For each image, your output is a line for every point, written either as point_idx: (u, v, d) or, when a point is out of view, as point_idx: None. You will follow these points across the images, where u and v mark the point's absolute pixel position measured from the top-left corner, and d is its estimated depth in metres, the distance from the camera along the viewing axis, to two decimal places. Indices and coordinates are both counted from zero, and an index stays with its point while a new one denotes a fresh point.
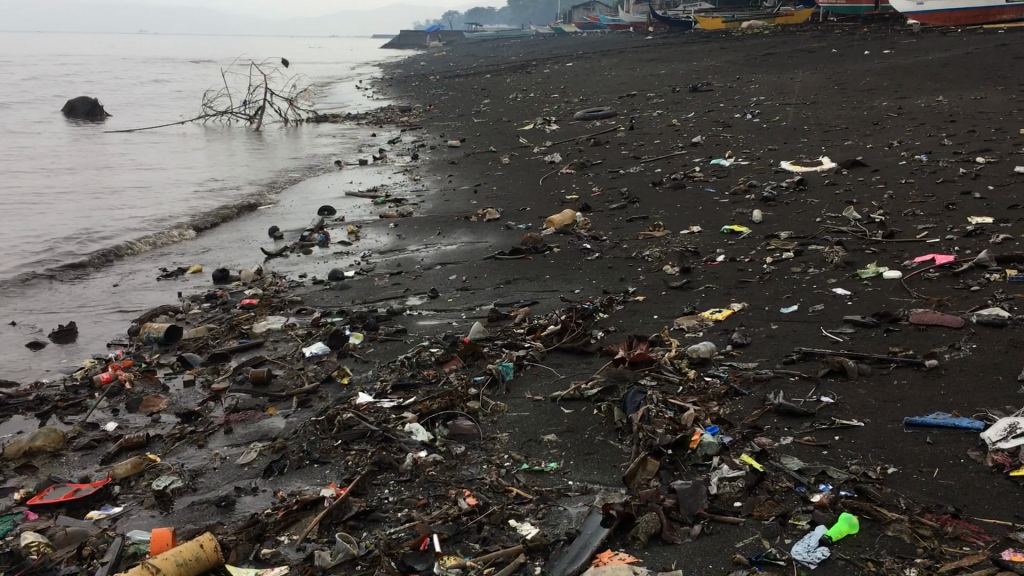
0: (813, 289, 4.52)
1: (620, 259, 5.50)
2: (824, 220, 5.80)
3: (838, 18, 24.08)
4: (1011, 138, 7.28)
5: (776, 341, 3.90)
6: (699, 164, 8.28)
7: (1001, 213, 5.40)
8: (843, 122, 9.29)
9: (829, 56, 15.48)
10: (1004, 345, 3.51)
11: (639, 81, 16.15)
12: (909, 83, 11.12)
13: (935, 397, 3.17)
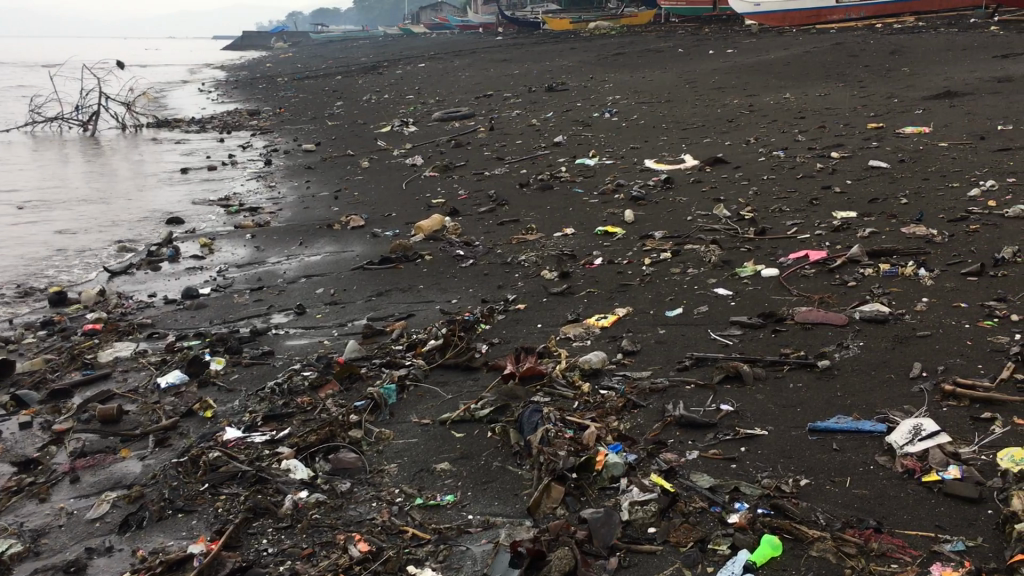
0: (695, 290, 4.44)
1: (496, 266, 5.30)
2: (695, 218, 5.78)
3: (680, 19, 24.75)
4: (860, 133, 7.51)
5: (665, 347, 3.79)
6: (564, 164, 8.19)
7: (863, 206, 5.50)
8: (699, 120, 9.43)
9: (677, 55, 15.82)
10: (890, 342, 3.50)
11: (493, 81, 16.05)
12: (756, 81, 11.42)
13: (833, 398, 3.11)
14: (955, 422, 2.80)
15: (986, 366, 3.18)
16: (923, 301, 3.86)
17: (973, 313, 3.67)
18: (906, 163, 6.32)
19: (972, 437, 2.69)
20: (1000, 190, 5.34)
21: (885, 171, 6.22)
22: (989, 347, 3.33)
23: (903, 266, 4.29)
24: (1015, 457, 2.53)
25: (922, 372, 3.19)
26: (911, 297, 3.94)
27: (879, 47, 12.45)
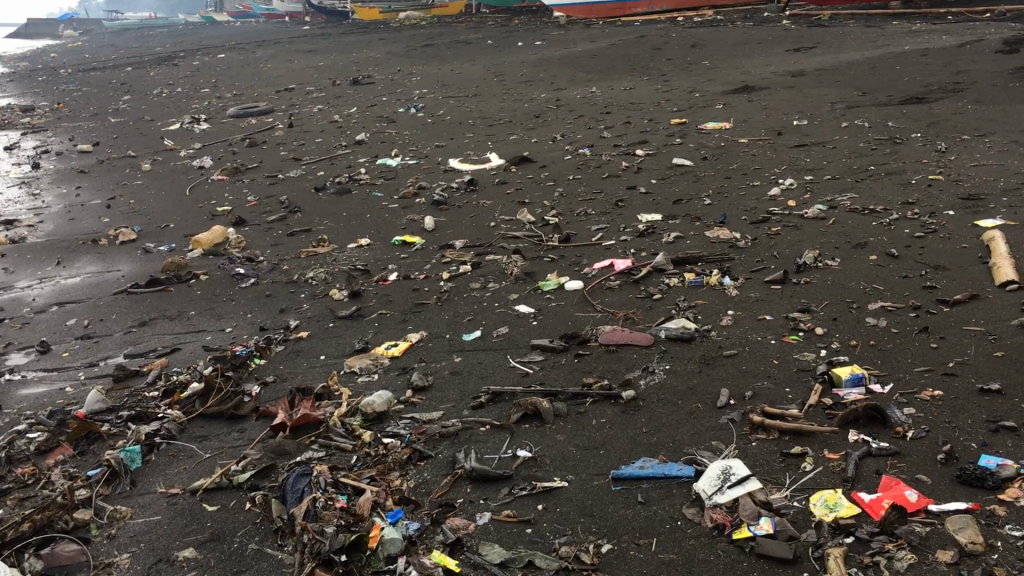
0: (494, 308, 4.09)
1: (280, 286, 4.77)
2: (498, 224, 5.44)
3: (489, 10, 24.51)
4: (664, 130, 7.42)
5: (460, 379, 3.41)
6: (364, 164, 7.70)
7: (667, 208, 5.33)
8: (505, 115, 9.14)
9: (486, 47, 15.54)
10: (696, 364, 3.26)
11: (296, 74, 15.26)
12: (563, 74, 11.27)
13: (638, 437, 2.81)
14: (764, 460, 2.56)
15: (793, 389, 2.99)
16: (729, 315, 3.66)
17: (778, 327, 3.49)
18: (709, 161, 6.23)
19: (783, 479, 2.45)
20: (799, 189, 5.29)
21: (689, 170, 6.10)
22: (796, 366, 3.14)
23: (708, 275, 4.10)
24: (828, 502, 2.31)
25: (730, 401, 2.95)
26: (717, 310, 3.73)
27: (680, 40, 12.60)
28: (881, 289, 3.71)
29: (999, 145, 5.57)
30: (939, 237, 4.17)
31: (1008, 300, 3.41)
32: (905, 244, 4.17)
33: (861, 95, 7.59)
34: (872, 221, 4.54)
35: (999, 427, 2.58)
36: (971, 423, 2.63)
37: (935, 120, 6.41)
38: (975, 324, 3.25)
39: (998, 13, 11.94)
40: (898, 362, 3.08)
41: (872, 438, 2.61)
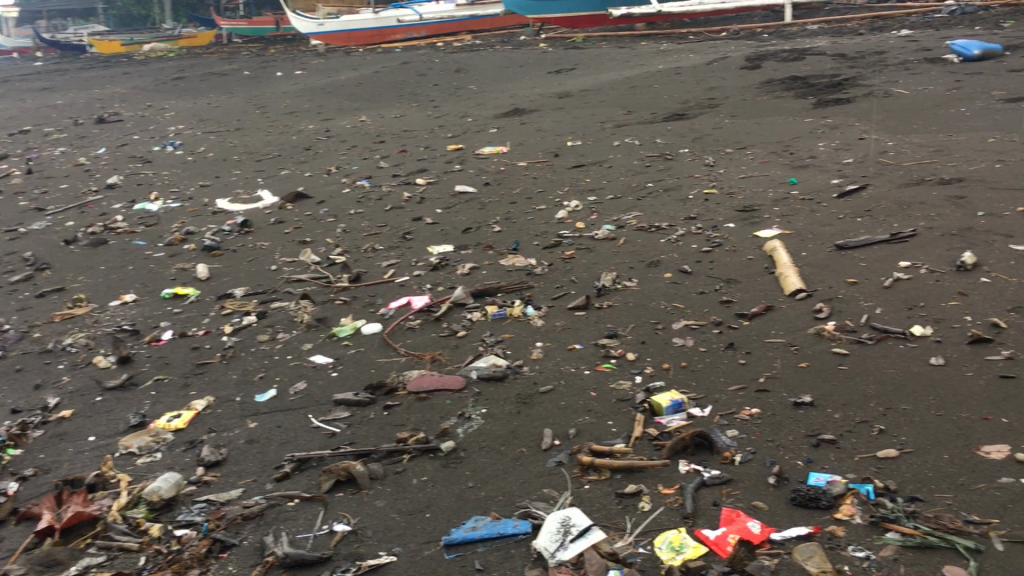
0: (287, 361, 3.75)
1: (31, 357, 4.17)
2: (280, 267, 5.08)
3: (241, 40, 23.62)
4: (441, 156, 7.29)
5: (258, 447, 3.06)
6: (121, 210, 7.03)
7: (457, 237, 5.18)
8: (273, 149, 8.69)
9: (244, 78, 14.88)
10: (514, 404, 3.11)
11: (30, 114, 13.91)
12: (329, 104, 10.92)
13: (465, 492, 2.61)
14: (601, 504, 2.44)
15: (616, 421, 2.90)
16: (538, 347, 3.55)
17: (589, 355, 3.41)
18: (491, 186, 6.16)
19: (624, 524, 2.33)
20: (584, 210, 5.30)
21: (473, 196, 5.99)
22: (614, 397, 3.06)
23: (510, 306, 3.98)
24: (673, 544, 2.21)
25: (555, 442, 2.82)
26: (524, 343, 3.60)
27: (443, 66, 12.58)
28: (681, 307, 3.72)
29: (759, 156, 5.84)
30: (726, 250, 4.27)
31: (801, 309, 3.50)
32: (695, 259, 4.23)
33: (626, 114, 7.81)
34: (660, 237, 4.59)
35: (820, 442, 2.60)
36: (793, 440, 2.64)
37: (698, 135, 6.66)
38: (776, 336, 3.31)
39: (733, 32, 12.79)
40: (711, 383, 3.06)
41: (703, 468, 2.55)
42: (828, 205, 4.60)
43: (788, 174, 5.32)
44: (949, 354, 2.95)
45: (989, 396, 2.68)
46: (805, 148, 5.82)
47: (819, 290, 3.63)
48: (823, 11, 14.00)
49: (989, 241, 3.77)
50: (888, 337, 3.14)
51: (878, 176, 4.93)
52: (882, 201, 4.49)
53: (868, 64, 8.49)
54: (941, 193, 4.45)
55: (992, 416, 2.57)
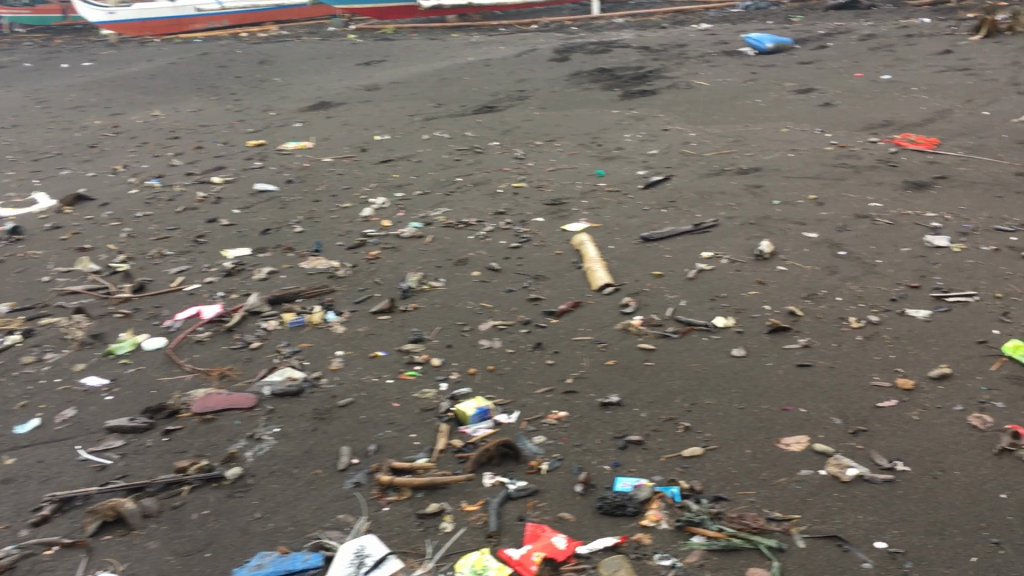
0: (55, 386, 3.35)
1: None
2: (54, 277, 4.58)
3: (24, 30, 21.81)
4: (241, 153, 6.87)
5: (14, 488, 2.68)
6: None
7: (255, 239, 4.85)
8: (53, 148, 7.96)
9: (24, 71, 13.68)
10: (310, 421, 2.87)
11: None
12: (119, 98, 10.16)
13: (252, 525, 2.36)
14: (400, 528, 2.25)
15: (419, 434, 2.72)
16: (338, 356, 3.32)
17: (392, 363, 3.21)
18: (294, 184, 5.84)
19: (424, 548, 2.16)
20: (391, 207, 5.09)
21: (274, 195, 5.65)
22: (417, 407, 2.88)
23: (309, 313, 3.72)
24: (475, 567, 2.06)
25: (352, 461, 2.61)
26: (323, 353, 3.36)
27: (246, 57, 11.99)
28: (489, 306, 3.59)
29: (568, 148, 5.81)
30: (534, 245, 4.17)
31: (607, 304, 3.44)
32: (503, 255, 4.11)
33: (436, 106, 7.64)
34: (468, 234, 4.45)
35: (626, 444, 2.52)
36: (600, 443, 2.54)
37: (508, 127, 6.58)
38: (583, 333, 3.23)
39: (543, 25, 12.86)
40: (519, 387, 2.94)
41: (508, 480, 2.41)
42: (634, 196, 4.60)
43: (596, 166, 5.30)
44: (750, 344, 2.95)
45: (789, 386, 2.69)
46: (612, 140, 5.84)
47: (626, 284, 3.58)
48: (628, 5, 14.34)
49: (785, 229, 3.85)
50: (692, 330, 3.12)
51: (681, 167, 4.98)
52: (685, 192, 4.53)
53: (670, 57, 8.68)
54: (740, 183, 4.53)
55: (791, 407, 2.57)
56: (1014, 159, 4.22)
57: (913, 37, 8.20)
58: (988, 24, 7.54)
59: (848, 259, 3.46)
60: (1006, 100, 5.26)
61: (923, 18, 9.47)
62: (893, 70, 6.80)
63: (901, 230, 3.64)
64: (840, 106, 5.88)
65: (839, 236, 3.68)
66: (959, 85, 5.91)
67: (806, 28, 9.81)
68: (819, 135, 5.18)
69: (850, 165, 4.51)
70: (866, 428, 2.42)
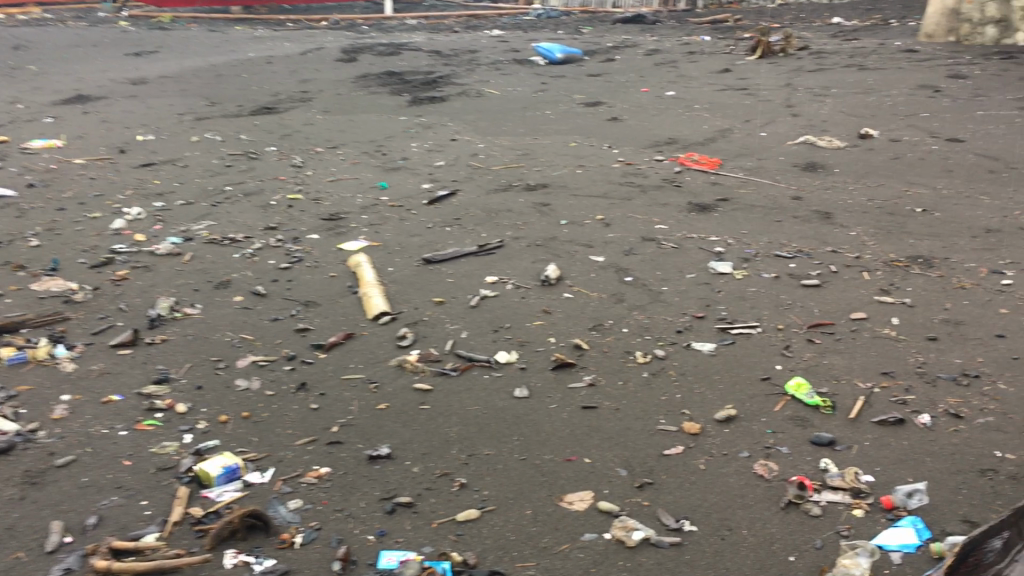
0: None
1: None
2: None
3: None
4: None
5: None
6: None
7: None
8: None
9: None
10: (18, 487, 2.38)
11: None
12: None
13: None
14: None
15: (151, 501, 2.31)
16: (63, 402, 2.82)
17: (128, 410, 2.76)
18: (36, 188, 5.14)
19: None
20: (148, 219, 4.55)
21: (10, 202, 4.94)
22: (153, 466, 2.46)
23: (33, 347, 3.17)
24: None
25: (65, 540, 2.16)
26: (46, 398, 2.85)
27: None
28: (250, 338, 3.19)
29: (351, 156, 5.45)
30: (306, 266, 3.80)
31: (383, 336, 3.13)
32: (271, 277, 3.71)
33: (209, 104, 7.05)
34: (233, 252, 4.01)
35: (395, 507, 2.23)
36: (364, 507, 2.23)
37: (287, 131, 6.13)
38: (354, 371, 2.91)
39: (334, 22, 12.39)
40: (276, 438, 2.57)
41: (255, 558, 2.06)
42: (418, 212, 4.32)
43: (379, 177, 4.97)
44: (533, 384, 2.74)
45: (572, 431, 2.48)
46: (398, 149, 5.54)
47: (403, 312, 3.29)
48: (422, 6, 14.11)
49: (571, 251, 3.69)
50: (473, 366, 2.87)
51: (467, 181, 4.75)
52: (471, 209, 4.29)
53: (461, 63, 8.50)
54: (527, 200, 4.35)
55: (575, 457, 2.36)
56: (790, 181, 4.28)
57: (695, 54, 8.43)
58: (762, 45, 7.85)
59: (634, 285, 3.33)
60: (781, 121, 5.40)
61: (704, 36, 9.80)
62: (677, 87, 6.90)
63: (686, 254, 3.56)
64: (627, 121, 5.86)
65: (625, 261, 3.55)
66: (737, 104, 6.05)
67: (595, 39, 9.92)
68: (607, 151, 5.11)
69: (636, 184, 4.43)
70: (653, 480, 2.24)
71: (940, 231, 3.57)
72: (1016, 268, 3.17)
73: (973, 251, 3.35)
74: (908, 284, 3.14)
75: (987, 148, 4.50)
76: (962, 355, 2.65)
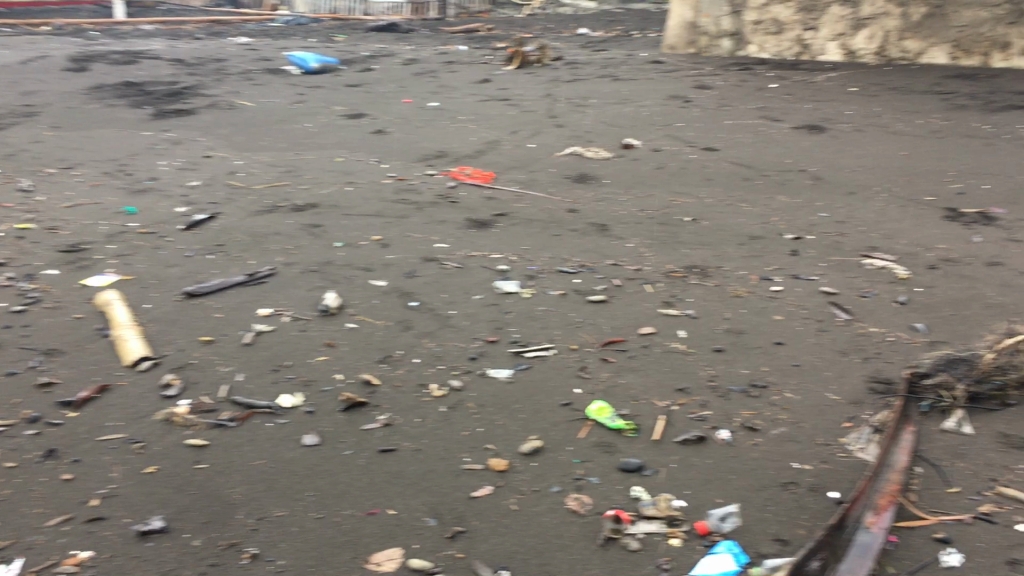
0: None
1: None
2: None
3: None
4: None
5: None
6: None
7: None
8: None
9: None
10: None
11: None
12: None
13: None
14: None
15: None
16: None
17: None
18: None
19: None
20: None
21: None
22: None
23: None
24: None
25: None
26: None
27: None
28: None
29: (89, 176, 4.91)
30: (45, 307, 3.33)
31: (144, 385, 2.78)
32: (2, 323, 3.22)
33: None
34: None
35: None
36: None
37: (10, 150, 5.45)
38: (113, 430, 2.54)
39: (57, 27, 11.31)
40: (21, 520, 2.18)
41: None
42: (174, 239, 3.94)
43: (125, 200, 4.50)
44: (323, 428, 2.50)
45: (371, 479, 2.28)
46: (144, 168, 5.06)
47: (166, 356, 2.94)
48: (157, 10, 13.22)
49: (350, 277, 3.48)
50: (254, 414, 2.60)
51: (227, 202, 4.40)
52: (234, 234, 3.96)
53: (208, 73, 7.99)
54: (296, 222, 4.09)
55: (379, 509, 2.17)
56: (563, 194, 4.29)
57: (453, 64, 8.41)
58: (519, 55, 7.97)
59: (420, 311, 3.17)
60: (547, 132, 5.44)
61: (459, 45, 9.82)
62: (439, 97, 6.83)
63: (470, 275, 3.45)
64: (393, 134, 5.70)
65: (408, 284, 3.39)
66: (501, 115, 6.05)
67: (349, 48, 9.68)
68: (375, 166, 4.92)
69: (410, 201, 4.28)
70: (464, 528, 2.09)
71: (710, 240, 3.68)
72: (782, 273, 3.32)
73: (742, 259, 3.47)
74: (689, 295, 3.20)
75: (739, 156, 4.74)
76: (749, 365, 2.70)
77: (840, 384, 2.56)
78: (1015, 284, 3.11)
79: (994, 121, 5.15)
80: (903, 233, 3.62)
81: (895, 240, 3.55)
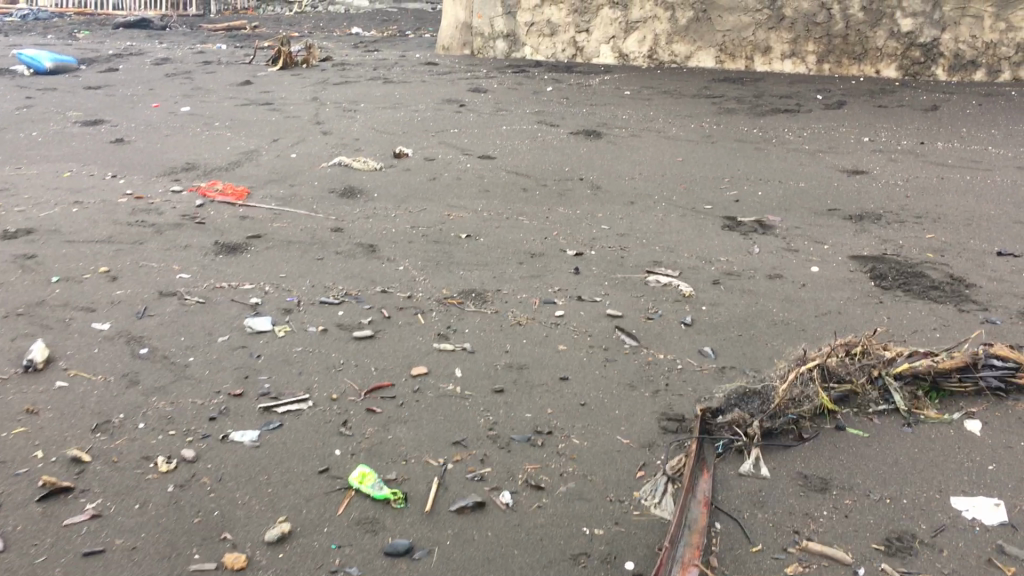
0: None
1: None
2: None
3: None
4: None
5: None
6: None
7: None
8: None
9: None
10: None
11: None
12: None
13: None
14: None
15: None
16: None
17: None
18: None
19: None
20: None
21: None
22: None
23: None
24: None
25: None
26: None
27: None
28: None
29: None
30: None
31: None
32: None
33: None
34: None
35: None
36: None
37: None
38: None
39: None
40: None
41: None
42: None
43: None
44: (10, 528, 1.97)
45: None
46: None
47: None
48: None
49: (66, 319, 2.91)
50: None
51: None
52: None
53: None
54: (5, 252, 3.43)
55: None
56: (327, 211, 3.87)
57: (210, 64, 7.75)
58: (284, 56, 7.41)
59: (150, 360, 2.66)
60: (311, 140, 4.99)
61: (219, 44, 9.12)
62: (192, 101, 6.20)
63: (215, 311, 2.97)
64: (135, 143, 5.06)
65: (138, 326, 2.86)
66: (262, 121, 5.53)
67: (93, 46, 8.75)
68: (111, 182, 4.30)
69: (148, 223, 3.72)
70: None
71: (487, 259, 3.39)
72: (565, 295, 3.07)
73: (522, 280, 3.20)
74: (465, 325, 2.88)
75: (517, 164, 4.49)
76: (533, 406, 2.41)
77: (630, 424, 2.32)
78: (797, 297, 3.01)
79: (761, 125, 5.21)
80: (685, 245, 3.48)
81: (677, 254, 3.40)
